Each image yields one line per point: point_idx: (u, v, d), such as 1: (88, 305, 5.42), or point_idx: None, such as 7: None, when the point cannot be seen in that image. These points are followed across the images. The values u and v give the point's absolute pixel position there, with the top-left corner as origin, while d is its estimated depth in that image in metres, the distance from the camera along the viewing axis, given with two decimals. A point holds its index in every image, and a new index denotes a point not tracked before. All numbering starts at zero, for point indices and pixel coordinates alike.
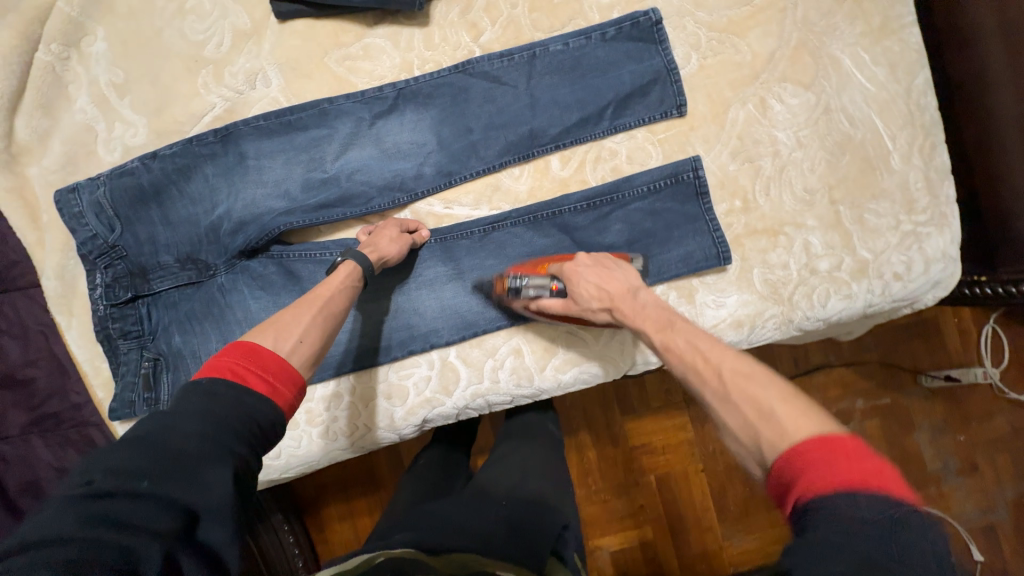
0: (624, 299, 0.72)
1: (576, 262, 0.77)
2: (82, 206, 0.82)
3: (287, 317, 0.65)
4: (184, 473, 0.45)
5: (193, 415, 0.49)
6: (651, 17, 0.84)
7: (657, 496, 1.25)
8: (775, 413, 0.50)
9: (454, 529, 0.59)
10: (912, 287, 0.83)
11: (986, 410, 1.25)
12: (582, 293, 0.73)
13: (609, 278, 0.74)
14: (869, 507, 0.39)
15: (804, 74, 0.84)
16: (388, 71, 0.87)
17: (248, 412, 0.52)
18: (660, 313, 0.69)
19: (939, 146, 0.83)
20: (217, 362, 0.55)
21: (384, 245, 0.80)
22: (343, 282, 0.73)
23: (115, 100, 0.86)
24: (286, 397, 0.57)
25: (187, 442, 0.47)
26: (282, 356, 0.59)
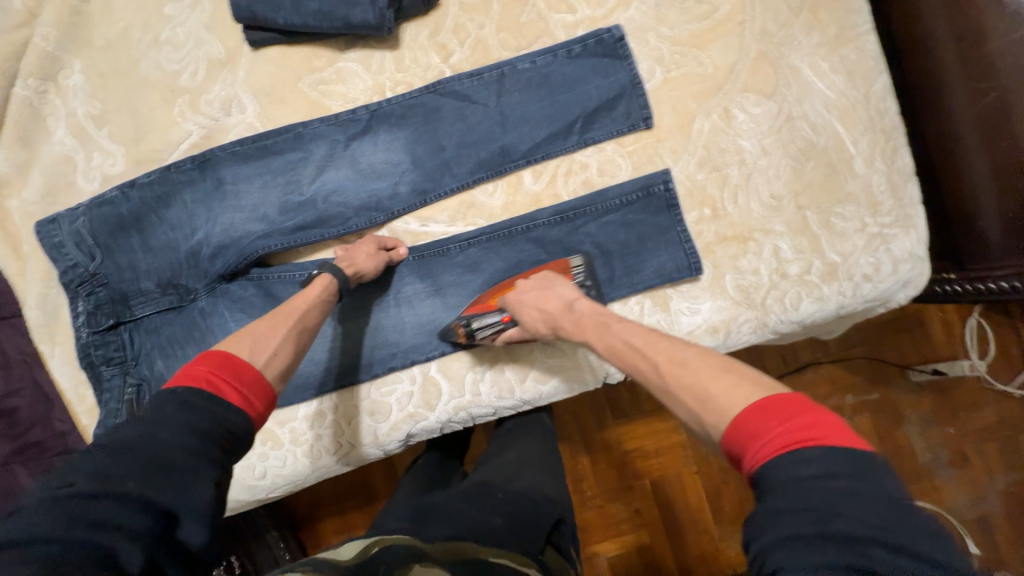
0: (564, 315, 0.74)
1: (516, 291, 0.81)
2: (63, 235, 0.83)
3: (263, 327, 0.66)
4: (167, 479, 0.46)
5: (173, 424, 0.49)
6: (614, 34, 0.86)
7: (652, 499, 1.26)
8: (710, 397, 0.51)
9: (457, 524, 0.59)
10: (882, 287, 0.84)
11: (972, 401, 1.26)
12: (530, 321, 0.77)
13: (544, 297, 0.77)
14: (803, 465, 0.41)
15: (766, 84, 0.86)
16: (361, 94, 0.89)
17: (225, 422, 0.52)
18: (597, 319, 0.71)
19: (901, 149, 0.85)
20: (192, 370, 0.55)
21: (361, 260, 0.82)
22: (320, 296, 0.74)
23: (93, 131, 0.88)
24: (258, 408, 0.57)
25: (168, 447, 0.47)
26: (257, 368, 0.59)
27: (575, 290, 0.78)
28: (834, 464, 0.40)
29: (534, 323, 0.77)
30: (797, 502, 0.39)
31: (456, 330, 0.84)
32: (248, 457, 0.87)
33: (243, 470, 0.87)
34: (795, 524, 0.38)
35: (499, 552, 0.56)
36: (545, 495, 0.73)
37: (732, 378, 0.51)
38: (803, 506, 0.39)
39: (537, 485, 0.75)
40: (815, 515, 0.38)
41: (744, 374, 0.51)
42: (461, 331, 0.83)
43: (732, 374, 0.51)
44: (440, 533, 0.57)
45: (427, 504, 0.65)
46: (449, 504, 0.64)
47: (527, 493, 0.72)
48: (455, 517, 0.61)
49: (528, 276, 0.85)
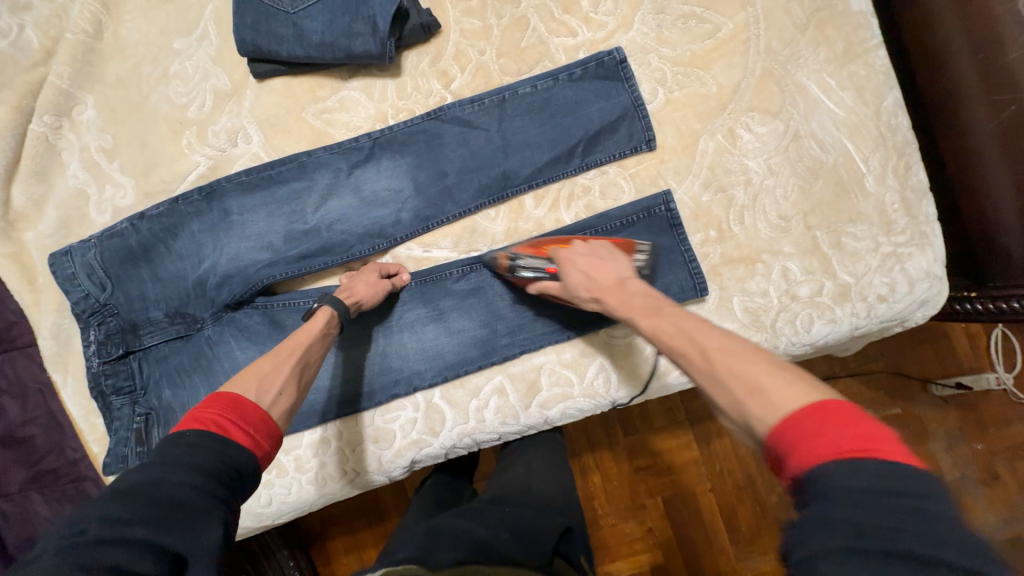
0: (613, 291, 0.69)
1: (571, 250, 0.77)
2: (75, 267, 0.85)
3: (266, 366, 0.66)
4: (179, 522, 0.46)
5: (182, 466, 0.49)
6: (615, 56, 0.85)
7: (666, 518, 1.23)
8: (762, 390, 0.47)
9: (469, 544, 0.58)
10: (898, 307, 0.82)
11: (1001, 416, 1.23)
12: (573, 284, 0.74)
13: (599, 268, 0.73)
14: (861, 476, 0.38)
15: (771, 102, 0.85)
16: (363, 121, 0.90)
17: (234, 463, 0.52)
18: (646, 300, 0.65)
19: (914, 165, 0.82)
20: (199, 413, 0.55)
21: (360, 289, 0.82)
22: (323, 330, 0.74)
23: (105, 164, 0.90)
24: (265, 448, 0.57)
25: (181, 491, 0.47)
26: (263, 409, 0.59)
27: (628, 268, 0.73)
28: (889, 480, 0.38)
29: (577, 288, 0.73)
30: (850, 514, 0.37)
31: (500, 256, 0.84)
32: None
33: (249, 497, 0.87)
34: (846, 537, 0.36)
35: (506, 570, 0.55)
36: (554, 506, 0.72)
37: (787, 376, 0.47)
38: (857, 520, 0.36)
39: (546, 496, 0.75)
40: (876, 530, 0.36)
41: (797, 370, 0.48)
42: (505, 261, 0.83)
43: (789, 372, 0.47)
44: (450, 557, 0.56)
45: (431, 525, 0.63)
46: (455, 523, 0.63)
47: (535, 504, 0.71)
48: (464, 538, 0.59)
49: (587, 239, 0.81)
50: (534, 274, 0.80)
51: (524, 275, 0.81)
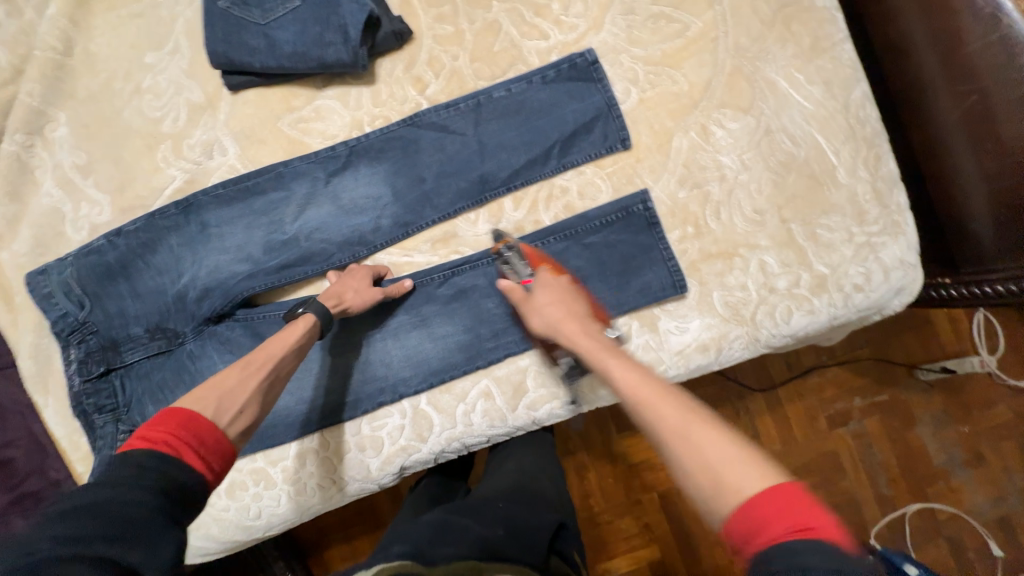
0: (567, 324, 0.68)
1: (555, 277, 0.75)
2: (52, 286, 0.84)
3: (231, 381, 0.64)
4: (134, 539, 0.46)
5: (134, 485, 0.49)
6: (587, 57, 0.86)
7: (662, 513, 1.23)
8: (737, 462, 0.45)
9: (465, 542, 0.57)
10: (874, 296, 0.83)
11: (984, 398, 1.25)
12: (535, 302, 0.73)
13: (567, 302, 0.71)
14: (818, 556, 0.38)
15: (742, 98, 0.86)
16: (340, 130, 0.90)
17: (186, 481, 0.52)
18: (608, 347, 0.63)
19: (883, 156, 0.84)
20: (151, 431, 0.54)
21: (347, 295, 0.82)
22: (299, 339, 0.74)
23: (80, 181, 0.89)
24: (216, 469, 0.57)
25: (134, 509, 0.47)
26: (218, 427, 0.59)
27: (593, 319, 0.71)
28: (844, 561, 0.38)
29: (540, 310, 0.71)
30: None
31: (505, 239, 0.84)
32: (242, 498, 0.87)
33: (238, 511, 0.87)
34: None
35: (505, 567, 0.56)
36: (545, 501, 0.73)
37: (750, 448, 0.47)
38: None
39: (538, 491, 0.76)
40: None
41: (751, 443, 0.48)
42: (500, 244, 0.84)
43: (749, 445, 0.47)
44: (446, 553, 0.55)
45: (425, 520, 0.62)
46: (448, 517, 0.62)
47: (528, 500, 0.72)
48: (455, 537, 0.58)
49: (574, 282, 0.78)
50: (509, 271, 0.81)
51: (504, 267, 0.82)
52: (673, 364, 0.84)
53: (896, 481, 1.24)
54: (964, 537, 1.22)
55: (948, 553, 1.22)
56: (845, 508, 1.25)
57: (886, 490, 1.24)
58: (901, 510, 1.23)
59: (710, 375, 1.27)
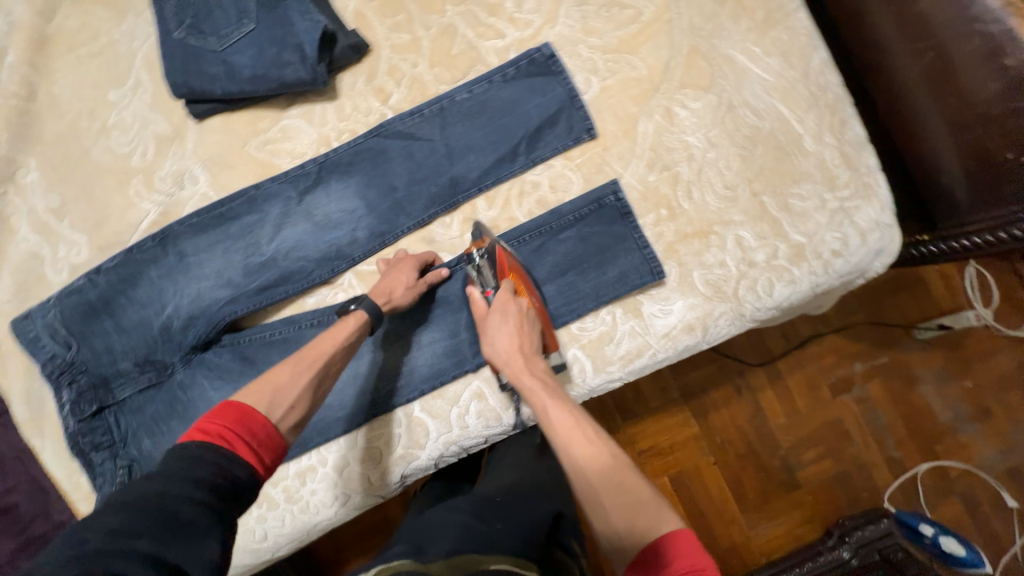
0: (516, 362, 0.75)
1: (514, 300, 0.78)
2: (38, 330, 0.85)
3: (285, 376, 0.69)
4: (178, 535, 0.48)
5: (183, 480, 0.51)
6: (545, 52, 0.87)
7: (675, 497, 1.24)
8: (648, 506, 0.58)
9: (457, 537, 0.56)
10: (854, 260, 0.83)
11: (983, 351, 1.25)
12: (489, 329, 0.77)
13: (518, 337, 0.76)
14: None
15: (702, 77, 0.86)
16: (307, 147, 0.90)
17: (232, 478, 0.55)
18: (552, 389, 0.72)
19: (848, 121, 0.84)
20: (205, 425, 0.58)
21: (398, 290, 0.81)
22: (351, 337, 0.76)
23: (55, 224, 0.90)
24: (267, 462, 0.61)
25: (181, 504, 0.49)
26: (270, 423, 0.63)
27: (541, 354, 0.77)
28: None
29: (495, 339, 0.76)
30: None
31: (484, 239, 0.82)
32: (246, 522, 0.87)
33: (244, 534, 0.87)
34: None
35: (501, 556, 0.56)
36: (544, 494, 0.74)
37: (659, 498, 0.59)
38: None
39: (535, 484, 0.77)
40: None
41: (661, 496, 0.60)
42: (477, 246, 0.82)
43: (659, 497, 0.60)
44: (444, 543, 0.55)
45: (423, 521, 0.63)
46: (444, 514, 0.63)
47: (526, 494, 0.73)
48: (447, 530, 0.58)
49: (532, 300, 0.81)
50: (477, 280, 0.82)
51: (474, 272, 0.83)
52: (661, 347, 0.84)
53: (904, 443, 1.24)
54: (977, 491, 1.22)
55: (962, 509, 1.22)
56: (854, 475, 1.25)
57: (894, 453, 1.24)
58: (912, 472, 1.23)
59: (705, 355, 1.27)
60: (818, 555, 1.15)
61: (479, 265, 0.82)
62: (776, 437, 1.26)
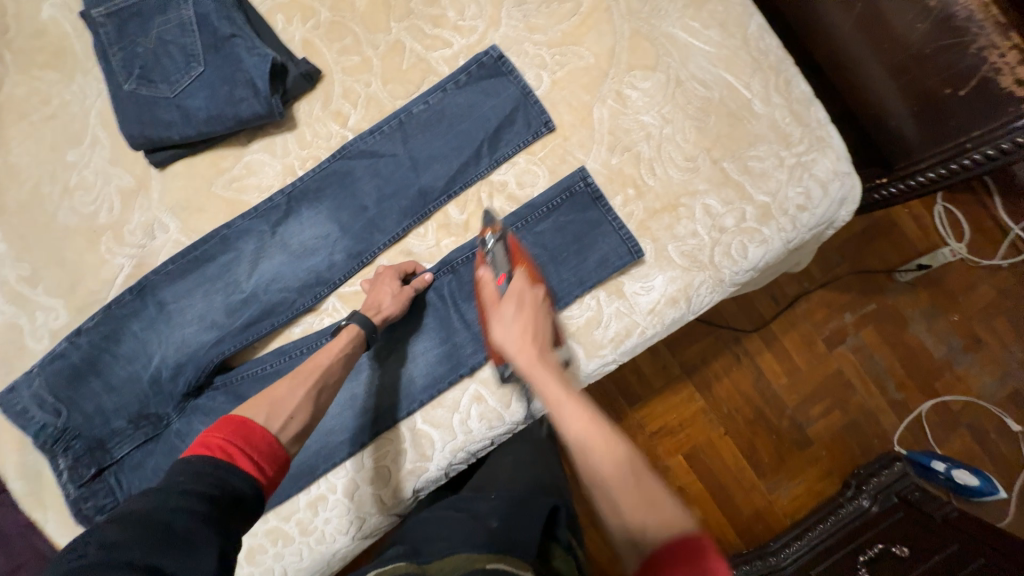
0: (526, 350, 0.70)
1: (528, 286, 0.77)
2: (25, 401, 0.83)
3: (283, 389, 0.72)
4: (171, 546, 0.48)
5: (179, 492, 0.53)
6: (492, 54, 0.89)
7: (690, 473, 1.25)
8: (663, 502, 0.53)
9: (453, 543, 0.59)
10: (819, 212, 0.86)
11: (965, 284, 1.29)
12: (503, 313, 0.74)
13: (532, 322, 0.73)
14: None
15: (647, 58, 0.89)
16: (274, 180, 0.91)
17: (231, 489, 0.56)
18: (563, 379, 0.67)
19: (793, 79, 0.87)
20: (207, 438, 0.61)
21: (383, 301, 0.83)
22: (344, 348, 0.79)
23: (29, 292, 0.89)
24: (269, 474, 0.63)
25: (175, 516, 0.50)
26: (270, 435, 0.66)
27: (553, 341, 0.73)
28: None
29: (508, 320, 0.73)
30: None
31: (497, 227, 0.83)
32: (263, 561, 0.86)
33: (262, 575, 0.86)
34: None
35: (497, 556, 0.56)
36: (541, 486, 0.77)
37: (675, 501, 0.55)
38: None
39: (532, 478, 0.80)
40: None
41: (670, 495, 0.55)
42: (489, 232, 0.83)
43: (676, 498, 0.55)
44: (442, 548, 0.59)
45: (423, 520, 0.68)
46: (442, 514, 0.68)
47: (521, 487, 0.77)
48: (445, 539, 0.60)
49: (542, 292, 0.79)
50: (490, 262, 0.81)
51: (485, 256, 0.83)
52: (649, 324, 0.86)
53: (904, 383, 1.27)
54: (981, 421, 1.25)
55: (971, 440, 1.25)
56: (863, 423, 1.27)
57: (896, 396, 1.27)
58: (915, 412, 1.26)
59: (696, 327, 1.29)
60: (839, 507, 1.15)
61: (490, 248, 0.82)
62: (780, 397, 1.27)
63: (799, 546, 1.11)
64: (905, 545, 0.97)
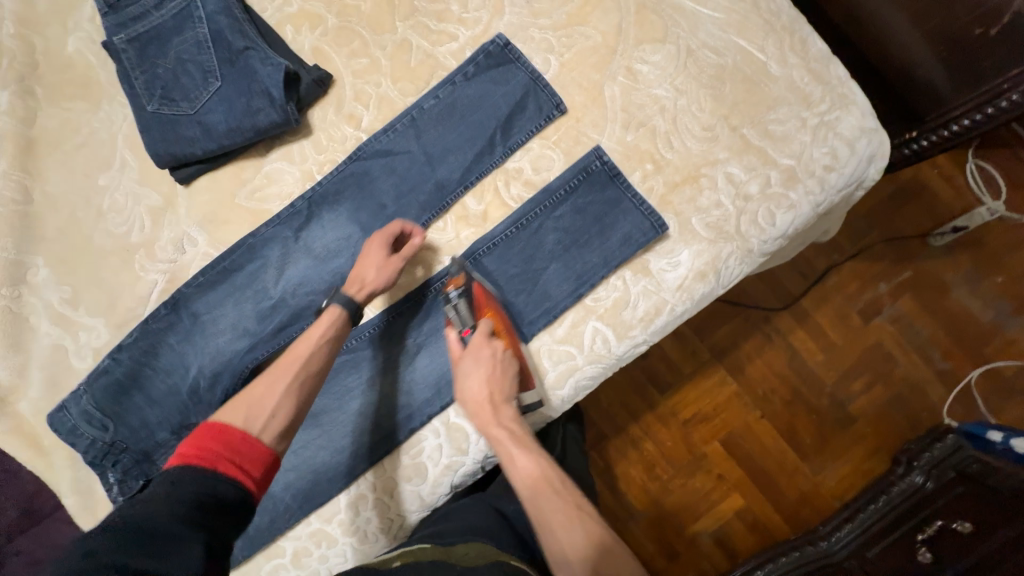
0: (483, 409, 0.79)
1: (488, 343, 0.82)
2: (73, 418, 0.86)
3: (265, 387, 0.74)
4: (158, 550, 0.50)
5: (166, 499, 0.56)
6: (498, 42, 0.89)
7: (730, 458, 1.21)
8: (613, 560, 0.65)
9: (474, 534, 0.70)
10: (848, 171, 0.83)
11: (1009, 242, 1.22)
12: (463, 370, 0.82)
13: (490, 381, 0.80)
14: None
15: (655, 30, 0.87)
16: (293, 186, 0.92)
17: (217, 493, 0.59)
18: (520, 438, 0.77)
19: (808, 38, 0.85)
20: (186, 448, 0.63)
21: (370, 275, 0.83)
22: (328, 329, 0.80)
23: (72, 313, 0.92)
24: (256, 476, 0.65)
25: (161, 522, 0.53)
26: (252, 437, 0.67)
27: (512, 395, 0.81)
28: None
29: (469, 378, 0.81)
30: None
31: (462, 278, 0.86)
32: (310, 563, 0.87)
33: None
34: None
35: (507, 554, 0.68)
36: None
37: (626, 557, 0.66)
38: None
39: None
40: None
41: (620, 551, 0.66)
42: (454, 283, 0.86)
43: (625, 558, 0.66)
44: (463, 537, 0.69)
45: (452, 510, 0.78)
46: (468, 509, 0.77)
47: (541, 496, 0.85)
48: (465, 526, 0.71)
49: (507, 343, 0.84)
50: (455, 317, 0.86)
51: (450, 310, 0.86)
52: (678, 300, 0.84)
53: (951, 352, 1.21)
54: None
55: None
56: (910, 396, 1.21)
57: (943, 365, 1.21)
58: (966, 379, 1.19)
59: (725, 306, 1.25)
60: (890, 486, 1.10)
61: (455, 303, 0.86)
62: (818, 372, 1.23)
63: (850, 530, 1.06)
64: (968, 521, 0.92)
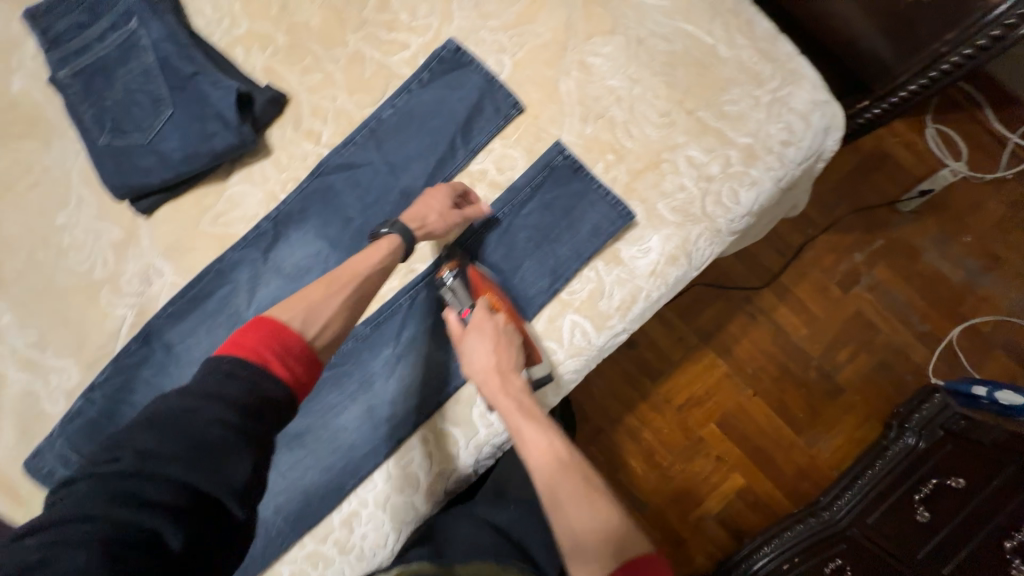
0: (491, 380, 0.78)
1: (489, 318, 0.82)
2: (50, 463, 0.84)
3: (317, 294, 0.70)
4: (205, 458, 0.52)
5: (212, 398, 0.55)
6: (449, 47, 0.89)
7: (723, 438, 1.22)
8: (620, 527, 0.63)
9: (471, 548, 0.71)
10: (805, 144, 0.84)
11: (971, 202, 1.26)
12: (467, 348, 0.81)
13: (495, 353, 0.79)
14: None
15: (603, 23, 0.88)
16: (257, 207, 0.91)
17: (266, 397, 0.57)
18: (527, 409, 0.75)
19: (751, 20, 0.87)
20: (242, 338, 0.61)
21: (429, 209, 0.82)
22: (387, 253, 0.78)
23: (39, 356, 0.90)
24: (301, 380, 0.63)
25: (209, 427, 0.53)
26: (303, 344, 0.64)
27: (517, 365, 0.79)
28: None
29: (473, 352, 0.80)
30: None
31: (457, 265, 0.88)
32: None
33: None
34: None
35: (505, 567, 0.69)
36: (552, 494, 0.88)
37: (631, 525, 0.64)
38: None
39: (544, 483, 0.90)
40: None
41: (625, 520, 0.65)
42: (448, 269, 0.88)
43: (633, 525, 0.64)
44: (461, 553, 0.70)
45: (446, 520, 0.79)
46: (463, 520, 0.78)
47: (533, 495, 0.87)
48: (462, 543, 0.72)
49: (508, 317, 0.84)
50: (454, 299, 0.86)
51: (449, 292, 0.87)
52: (652, 287, 0.84)
53: (926, 313, 1.23)
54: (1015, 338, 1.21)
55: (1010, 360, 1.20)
56: (892, 360, 1.23)
57: (922, 327, 1.23)
58: (945, 339, 1.22)
59: (703, 289, 1.27)
60: (885, 450, 1.10)
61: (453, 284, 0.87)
62: (800, 345, 1.24)
63: (850, 498, 1.06)
64: (960, 475, 0.92)
